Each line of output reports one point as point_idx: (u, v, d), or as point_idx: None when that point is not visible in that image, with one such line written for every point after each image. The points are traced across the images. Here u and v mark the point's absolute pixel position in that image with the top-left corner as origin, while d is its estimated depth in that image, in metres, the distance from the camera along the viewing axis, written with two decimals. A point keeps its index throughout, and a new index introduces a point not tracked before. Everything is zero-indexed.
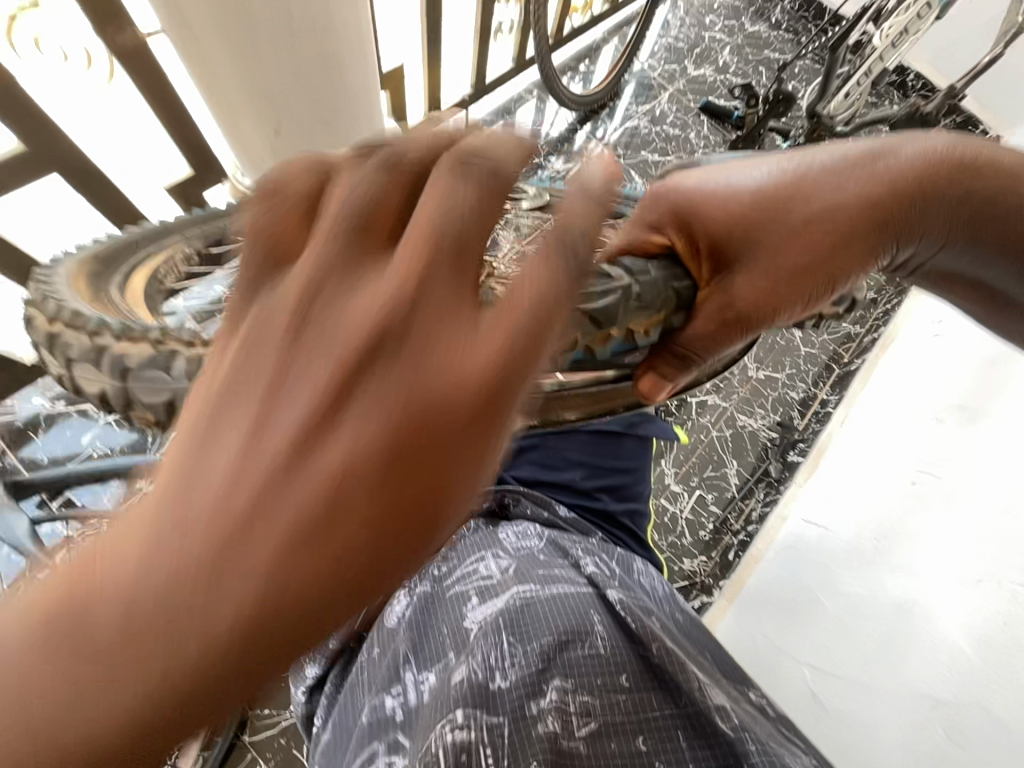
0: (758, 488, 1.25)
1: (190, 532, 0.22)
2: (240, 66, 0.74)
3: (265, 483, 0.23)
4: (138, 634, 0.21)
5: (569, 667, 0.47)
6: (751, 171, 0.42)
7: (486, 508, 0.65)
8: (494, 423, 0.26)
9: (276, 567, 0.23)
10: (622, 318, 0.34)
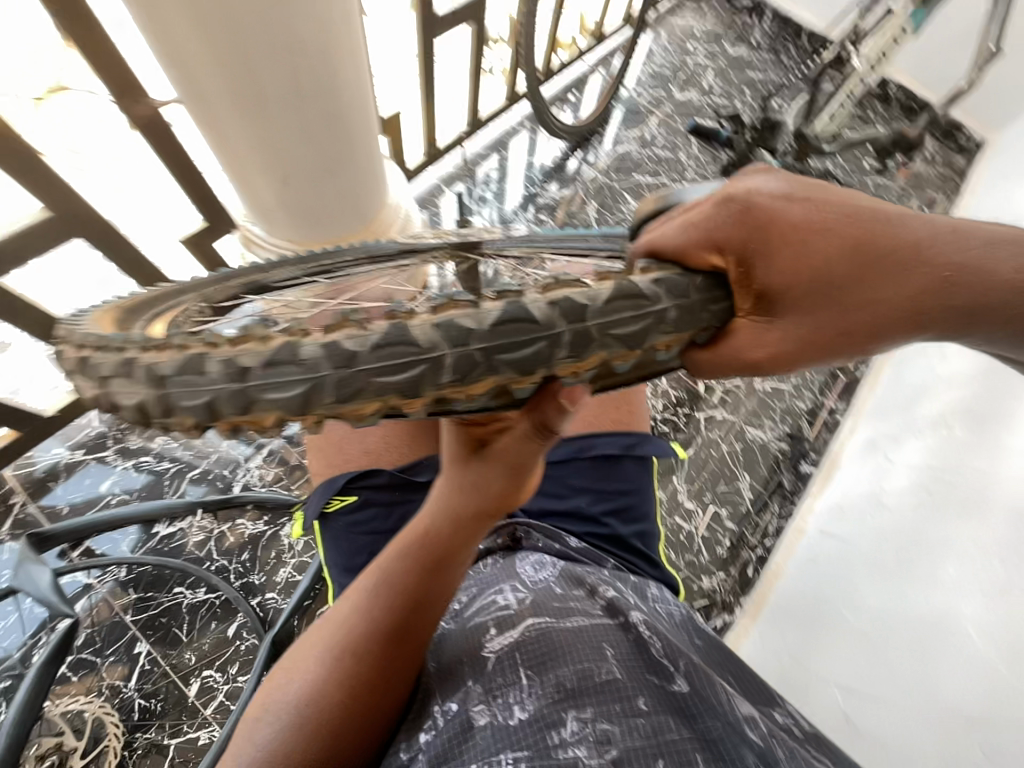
0: (773, 501, 1.25)
1: (375, 592, 0.48)
2: (248, 123, 0.78)
3: (396, 582, 0.48)
4: (366, 639, 0.48)
5: (584, 696, 0.48)
6: (849, 211, 0.37)
7: (500, 542, 0.65)
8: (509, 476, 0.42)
9: (410, 597, 0.48)
10: (654, 332, 0.34)
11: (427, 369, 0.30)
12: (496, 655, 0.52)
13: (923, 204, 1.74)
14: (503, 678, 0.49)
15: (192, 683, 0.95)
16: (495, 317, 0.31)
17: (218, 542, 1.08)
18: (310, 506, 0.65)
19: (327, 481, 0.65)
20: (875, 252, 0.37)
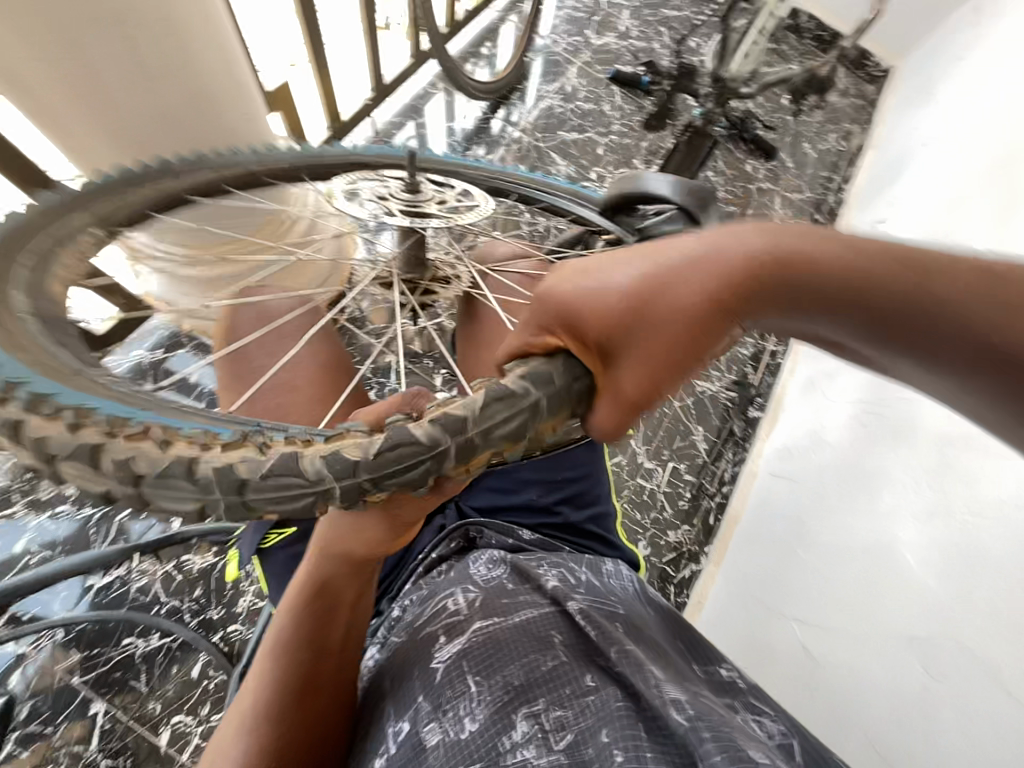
0: (727, 449, 1.29)
1: (275, 669, 0.47)
2: (94, 115, 0.66)
3: (286, 650, 0.47)
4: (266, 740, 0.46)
5: (534, 690, 0.47)
6: (623, 260, 0.37)
7: (452, 548, 0.63)
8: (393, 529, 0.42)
9: (298, 664, 0.47)
10: (533, 424, 0.34)
11: (314, 497, 0.30)
12: (446, 664, 0.50)
13: (841, 138, 1.77)
14: (452, 690, 0.48)
15: (163, 732, 0.89)
16: (379, 446, 0.30)
17: (166, 583, 1.01)
18: (244, 549, 0.61)
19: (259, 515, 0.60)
20: (659, 275, 0.36)
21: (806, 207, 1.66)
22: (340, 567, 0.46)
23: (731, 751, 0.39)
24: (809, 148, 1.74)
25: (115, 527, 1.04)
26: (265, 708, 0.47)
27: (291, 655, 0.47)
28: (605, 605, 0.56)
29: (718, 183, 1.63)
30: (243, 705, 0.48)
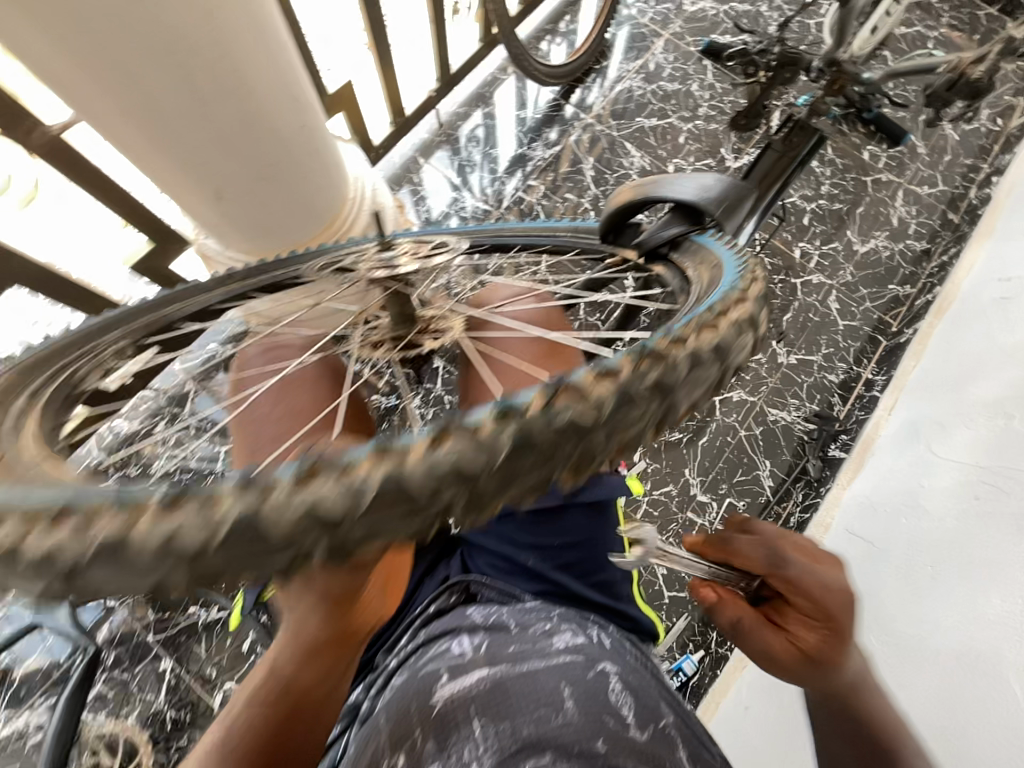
0: (796, 489, 1.16)
1: None
2: (158, 137, 0.67)
3: None
4: None
5: (542, 753, 0.45)
6: None
7: (453, 599, 0.58)
8: None
9: None
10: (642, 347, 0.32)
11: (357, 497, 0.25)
12: (444, 707, 0.49)
13: (997, 116, 1.43)
14: (454, 739, 0.47)
15: (216, 694, 1.01)
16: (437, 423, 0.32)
17: None
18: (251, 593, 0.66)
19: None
20: None
21: (936, 204, 1.38)
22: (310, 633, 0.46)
23: None
24: (953, 129, 1.43)
25: None
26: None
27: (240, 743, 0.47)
28: (623, 670, 0.52)
29: (824, 176, 1.39)
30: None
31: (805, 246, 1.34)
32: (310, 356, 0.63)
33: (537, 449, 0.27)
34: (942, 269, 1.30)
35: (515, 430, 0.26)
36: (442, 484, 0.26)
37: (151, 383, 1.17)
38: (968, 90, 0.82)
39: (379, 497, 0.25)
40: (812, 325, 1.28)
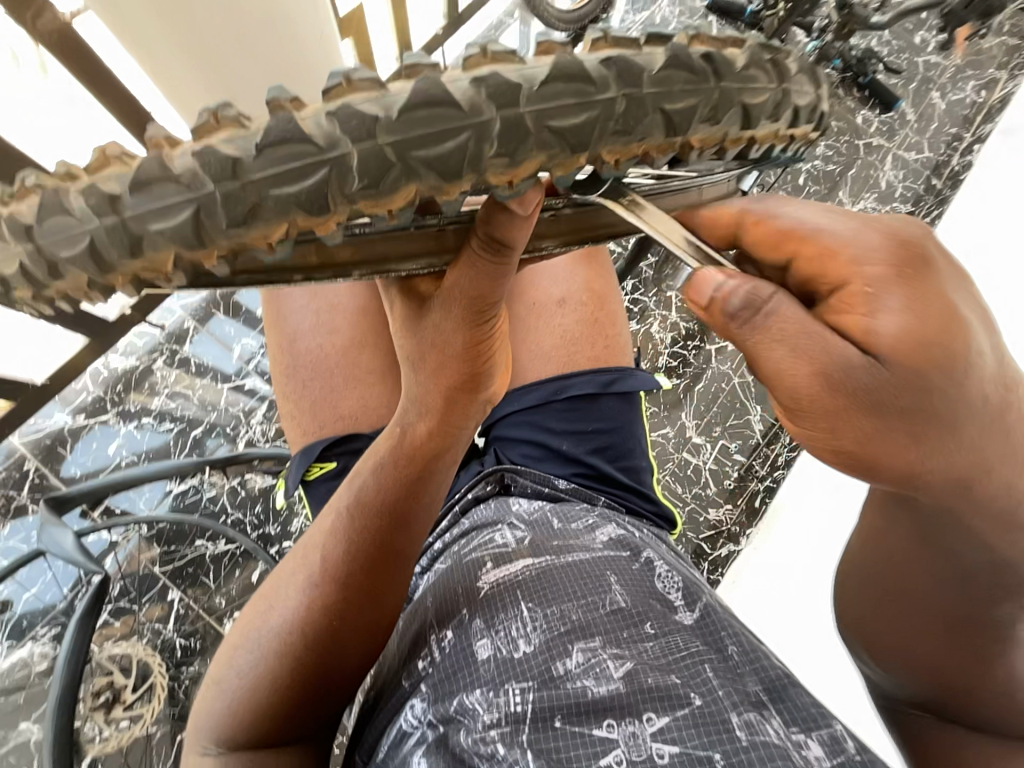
0: (784, 432, 1.23)
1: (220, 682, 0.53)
2: (177, 32, 0.65)
3: (246, 654, 0.52)
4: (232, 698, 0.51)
5: (591, 631, 0.50)
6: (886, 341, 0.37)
7: (489, 490, 0.65)
8: (335, 605, 0.51)
9: (262, 692, 0.50)
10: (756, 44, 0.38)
11: (472, 130, 0.29)
12: (493, 589, 0.53)
13: (982, 87, 1.46)
14: (503, 615, 0.51)
15: (226, 622, 1.02)
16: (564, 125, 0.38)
17: (231, 497, 1.09)
18: (291, 477, 0.66)
19: (304, 452, 0.65)
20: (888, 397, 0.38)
21: (921, 170, 1.42)
22: (429, 419, 0.50)
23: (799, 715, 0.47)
24: (941, 97, 1.45)
25: (192, 441, 1.14)
26: (313, 564, 0.53)
27: (361, 526, 0.52)
28: (664, 566, 0.58)
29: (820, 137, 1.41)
30: (290, 586, 0.54)
31: None
32: None
33: (686, 69, 0.33)
34: None
35: (668, 49, 0.33)
36: (602, 76, 0.31)
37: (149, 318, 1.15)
38: (983, 8, 0.91)
39: (553, 82, 0.30)
40: None
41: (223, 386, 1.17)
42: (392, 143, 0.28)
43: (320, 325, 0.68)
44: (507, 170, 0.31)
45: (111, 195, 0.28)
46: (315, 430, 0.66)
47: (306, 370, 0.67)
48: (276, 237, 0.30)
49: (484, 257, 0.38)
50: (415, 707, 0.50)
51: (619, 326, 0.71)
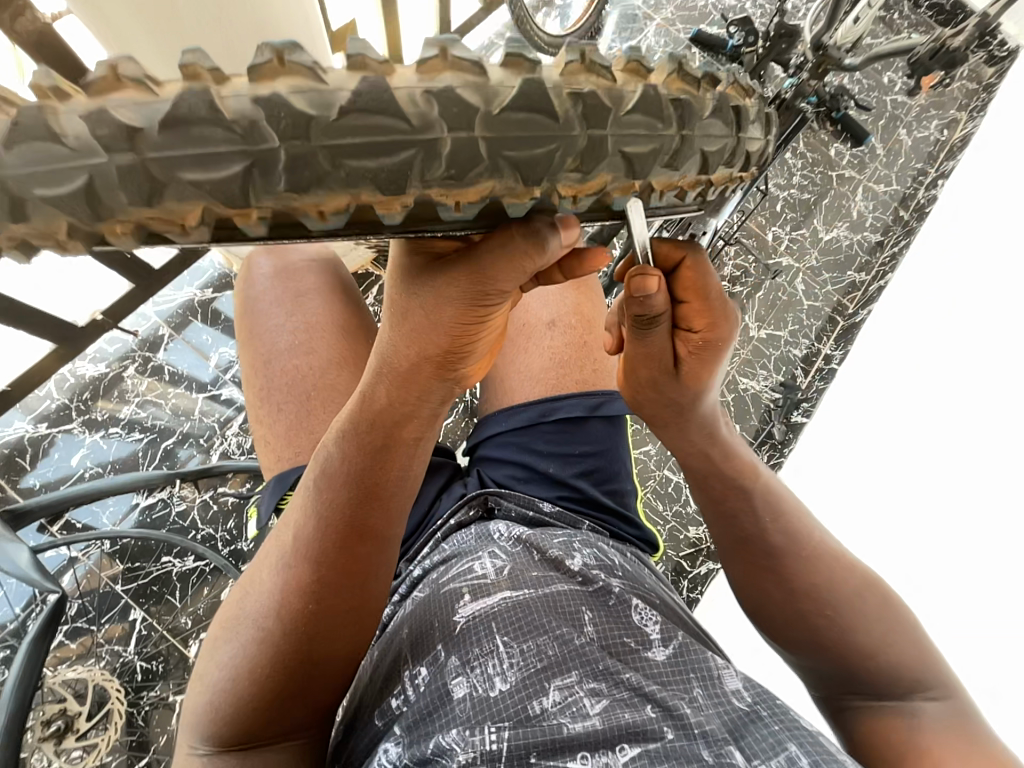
0: (762, 451, 1.26)
1: (202, 677, 0.52)
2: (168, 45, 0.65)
3: (227, 650, 0.51)
4: (212, 699, 0.50)
5: (567, 667, 0.49)
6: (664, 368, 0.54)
7: (471, 515, 0.64)
8: (303, 590, 0.49)
9: (240, 687, 0.49)
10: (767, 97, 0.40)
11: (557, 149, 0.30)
12: (469, 623, 0.52)
13: (944, 127, 1.55)
14: (478, 652, 0.50)
15: (191, 644, 0.97)
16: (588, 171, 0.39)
17: (202, 511, 1.06)
18: (265, 506, 0.65)
19: (279, 479, 0.64)
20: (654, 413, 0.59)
21: (889, 202, 1.50)
22: (394, 389, 0.46)
23: (770, 747, 0.45)
24: (906, 134, 1.54)
25: (163, 452, 1.10)
26: (283, 548, 0.52)
27: (324, 503, 0.50)
28: (641, 592, 0.58)
29: (796, 167, 1.47)
30: (265, 572, 0.53)
31: (777, 230, 1.43)
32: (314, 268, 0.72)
33: (724, 118, 0.35)
34: (894, 259, 1.43)
35: (715, 98, 0.35)
36: (670, 111, 0.32)
37: (122, 325, 1.11)
38: (947, 59, 0.97)
39: (633, 111, 0.31)
40: (782, 303, 1.38)
41: (198, 396, 1.13)
42: (486, 138, 0.29)
43: (297, 344, 0.67)
44: (575, 184, 0.32)
45: (130, 127, 0.26)
46: (288, 457, 0.64)
47: (280, 392, 0.66)
48: (328, 210, 0.30)
49: (519, 243, 0.35)
50: (387, 751, 0.49)
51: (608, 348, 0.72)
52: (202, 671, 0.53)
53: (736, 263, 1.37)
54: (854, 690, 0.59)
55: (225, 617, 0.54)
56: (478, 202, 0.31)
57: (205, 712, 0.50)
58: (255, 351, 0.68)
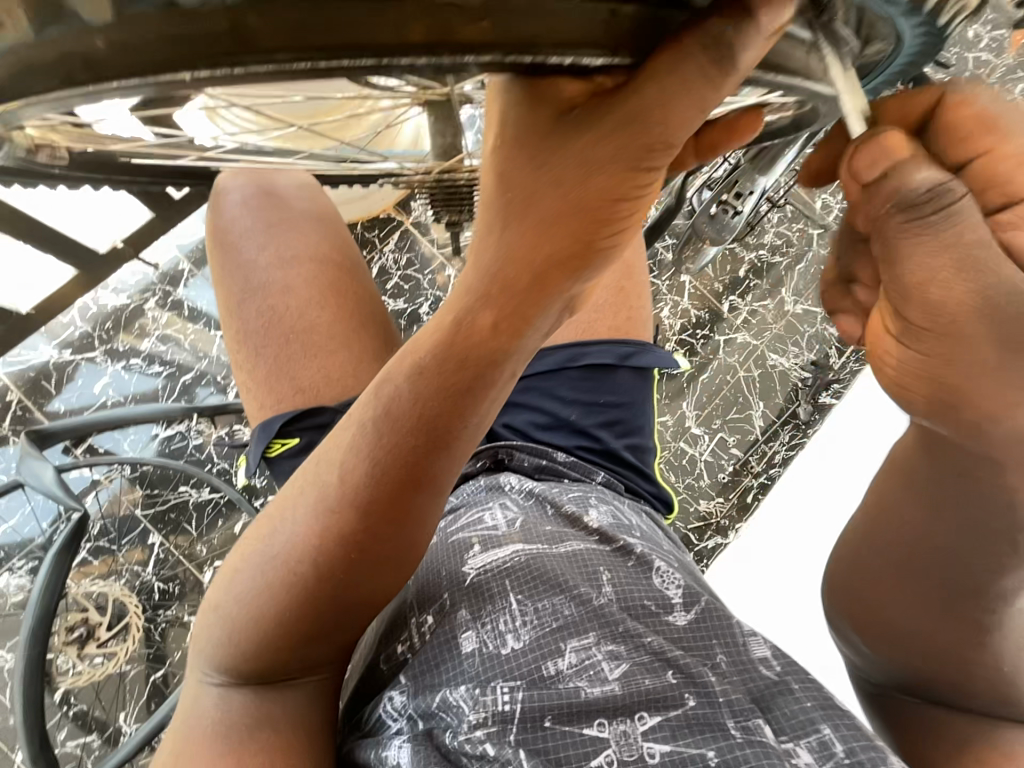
0: (784, 431, 1.21)
1: (222, 603, 0.51)
2: None
3: (253, 583, 0.49)
4: (239, 626, 0.49)
5: (585, 627, 0.48)
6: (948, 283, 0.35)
7: (479, 467, 0.62)
8: (345, 539, 0.46)
9: (272, 619, 0.48)
10: None
11: None
12: (480, 575, 0.51)
13: None
14: (491, 605, 0.49)
15: (205, 571, 1.01)
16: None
17: (218, 446, 1.07)
18: (252, 456, 0.61)
19: (264, 427, 0.60)
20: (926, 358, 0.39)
21: None
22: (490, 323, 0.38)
23: (799, 721, 0.44)
24: None
25: (180, 387, 1.11)
26: (325, 485, 0.47)
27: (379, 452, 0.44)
28: (661, 554, 0.56)
29: None
30: (301, 504, 0.48)
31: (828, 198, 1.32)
32: (300, 201, 0.65)
33: None
34: None
35: None
36: None
37: (142, 255, 1.10)
38: None
39: None
40: None
41: (215, 335, 1.13)
42: None
43: (275, 281, 0.61)
44: None
45: None
46: (274, 406, 0.60)
47: (258, 336, 0.61)
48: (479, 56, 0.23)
49: (696, 58, 0.27)
50: (392, 700, 0.48)
51: (645, 297, 0.67)
52: (223, 599, 0.51)
53: (778, 231, 1.27)
54: (915, 692, 0.55)
55: (246, 547, 0.51)
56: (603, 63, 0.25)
57: (235, 638, 0.49)
58: (231, 292, 0.62)
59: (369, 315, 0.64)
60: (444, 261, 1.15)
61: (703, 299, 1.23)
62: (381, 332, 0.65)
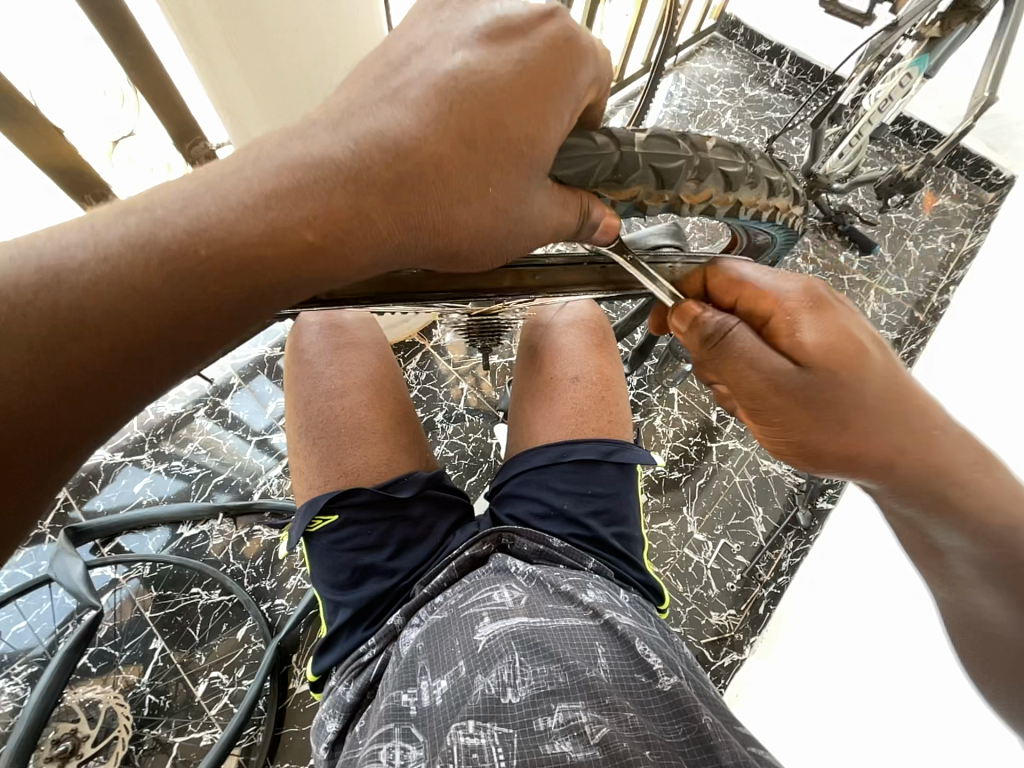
0: (787, 537, 1.22)
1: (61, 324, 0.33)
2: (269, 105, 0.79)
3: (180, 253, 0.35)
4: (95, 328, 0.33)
5: (574, 694, 0.52)
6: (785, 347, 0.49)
7: (484, 550, 0.68)
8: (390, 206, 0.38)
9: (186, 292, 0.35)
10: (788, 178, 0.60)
11: (681, 161, 0.47)
12: (490, 640, 0.58)
13: (951, 239, 1.65)
14: (497, 660, 0.55)
15: (200, 683, 0.99)
16: (713, 146, 0.51)
17: (235, 547, 1.12)
18: (293, 530, 0.69)
19: (309, 504, 0.69)
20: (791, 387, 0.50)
21: (905, 305, 1.55)
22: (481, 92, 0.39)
23: None
24: (914, 245, 1.64)
25: (210, 488, 1.20)
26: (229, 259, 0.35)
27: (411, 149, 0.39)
28: (651, 635, 0.60)
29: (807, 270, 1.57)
30: (255, 166, 0.37)
31: None
32: (357, 317, 0.80)
33: (767, 161, 0.56)
34: (914, 357, 1.45)
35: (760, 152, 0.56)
36: (740, 153, 0.53)
37: (203, 371, 1.28)
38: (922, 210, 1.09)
39: (717, 149, 0.51)
40: None
41: (247, 443, 1.26)
42: (641, 155, 0.46)
43: (332, 381, 0.75)
44: (692, 194, 0.49)
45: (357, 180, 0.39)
46: (319, 486, 0.70)
47: (315, 427, 0.73)
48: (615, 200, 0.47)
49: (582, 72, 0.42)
50: (400, 750, 0.51)
51: (624, 405, 0.79)
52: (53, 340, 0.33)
53: None
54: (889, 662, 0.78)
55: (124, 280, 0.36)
56: (628, 200, 0.47)
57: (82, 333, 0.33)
58: (295, 386, 0.76)
59: (406, 406, 0.78)
60: (458, 377, 1.32)
61: (691, 409, 1.36)
62: (414, 422, 0.78)
